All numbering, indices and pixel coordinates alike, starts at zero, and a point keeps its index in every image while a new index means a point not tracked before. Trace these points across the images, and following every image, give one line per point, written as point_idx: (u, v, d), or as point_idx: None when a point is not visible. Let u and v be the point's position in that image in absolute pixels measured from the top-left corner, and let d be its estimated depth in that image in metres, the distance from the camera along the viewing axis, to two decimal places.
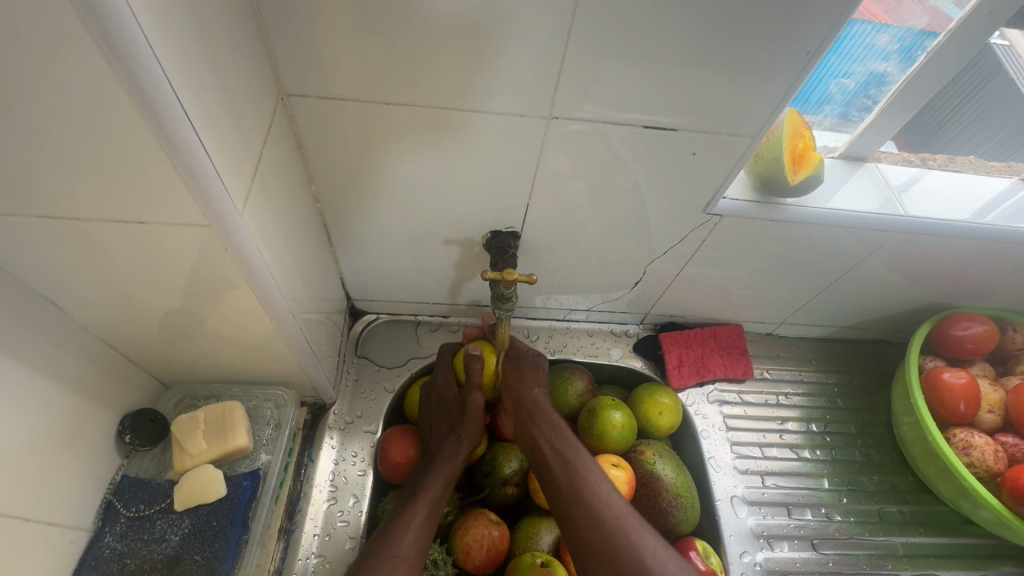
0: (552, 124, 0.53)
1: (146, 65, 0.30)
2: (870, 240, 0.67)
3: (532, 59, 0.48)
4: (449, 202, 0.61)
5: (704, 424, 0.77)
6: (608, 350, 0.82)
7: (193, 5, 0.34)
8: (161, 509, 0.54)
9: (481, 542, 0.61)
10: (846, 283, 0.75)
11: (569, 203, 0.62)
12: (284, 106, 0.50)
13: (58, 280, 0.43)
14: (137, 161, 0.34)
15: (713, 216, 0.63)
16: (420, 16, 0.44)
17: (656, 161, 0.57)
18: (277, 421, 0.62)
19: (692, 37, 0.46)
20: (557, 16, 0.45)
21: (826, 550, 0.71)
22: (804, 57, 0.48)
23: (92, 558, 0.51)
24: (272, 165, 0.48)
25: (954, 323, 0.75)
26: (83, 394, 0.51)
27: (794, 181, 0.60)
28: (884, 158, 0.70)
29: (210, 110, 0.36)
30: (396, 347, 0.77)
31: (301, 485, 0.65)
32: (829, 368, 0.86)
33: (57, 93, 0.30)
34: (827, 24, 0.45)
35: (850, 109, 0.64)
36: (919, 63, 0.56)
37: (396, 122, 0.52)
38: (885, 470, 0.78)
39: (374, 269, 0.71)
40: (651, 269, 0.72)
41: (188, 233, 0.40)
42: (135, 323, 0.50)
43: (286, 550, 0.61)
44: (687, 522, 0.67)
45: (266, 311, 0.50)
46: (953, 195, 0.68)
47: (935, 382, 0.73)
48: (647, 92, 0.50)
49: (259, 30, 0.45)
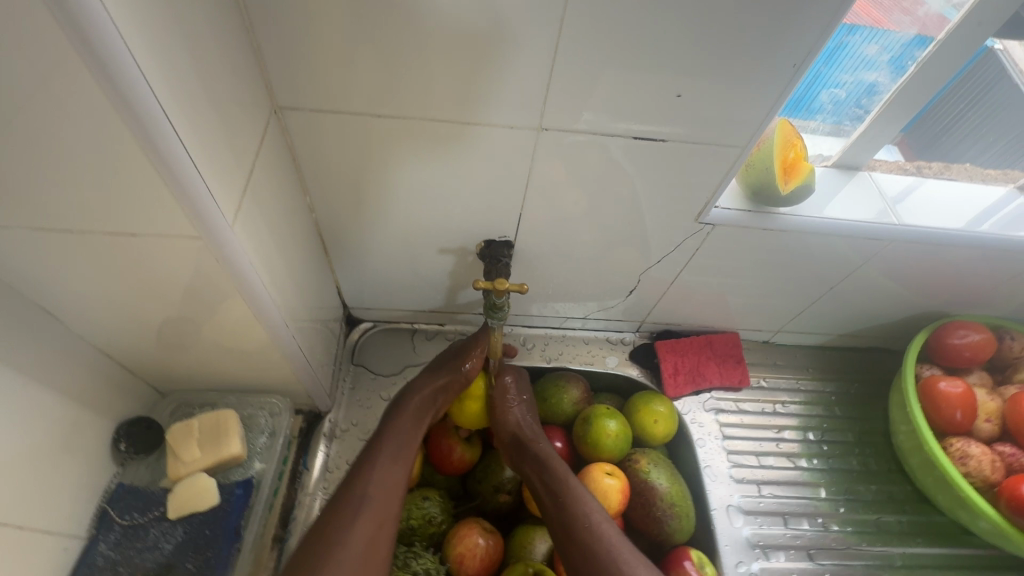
0: (542, 135, 0.54)
1: (132, 81, 0.30)
2: (863, 249, 0.67)
3: (521, 71, 0.48)
4: (443, 211, 0.61)
5: (700, 433, 0.77)
6: (604, 358, 0.82)
7: (184, 21, 0.35)
8: (155, 517, 0.54)
9: (474, 551, 0.61)
10: (841, 292, 0.75)
11: (562, 213, 0.63)
12: (279, 118, 0.51)
13: (53, 289, 0.44)
14: (127, 173, 0.34)
15: (706, 225, 0.64)
16: (410, 29, 0.45)
17: (648, 171, 0.58)
18: (272, 430, 0.62)
19: (679, 48, 0.47)
20: (546, 29, 0.45)
21: (823, 560, 0.70)
22: (790, 69, 0.48)
23: (86, 566, 0.51)
24: (266, 176, 0.48)
25: (951, 332, 0.75)
26: (79, 402, 0.52)
27: (785, 192, 0.60)
28: (879, 166, 0.70)
29: (200, 123, 0.37)
30: (392, 355, 0.78)
31: (296, 493, 0.65)
32: (826, 377, 0.85)
33: (48, 109, 0.30)
34: (814, 36, 0.46)
35: (843, 118, 0.64)
36: (909, 73, 0.57)
37: (390, 132, 0.53)
38: (884, 479, 0.78)
39: (369, 277, 0.71)
40: (646, 277, 0.73)
41: (179, 244, 0.41)
42: (130, 332, 0.51)
43: (279, 558, 0.61)
44: (682, 532, 0.67)
45: (259, 321, 0.50)
46: (947, 204, 0.68)
47: (932, 391, 0.72)
48: (637, 103, 0.51)
49: (253, 45, 0.45)
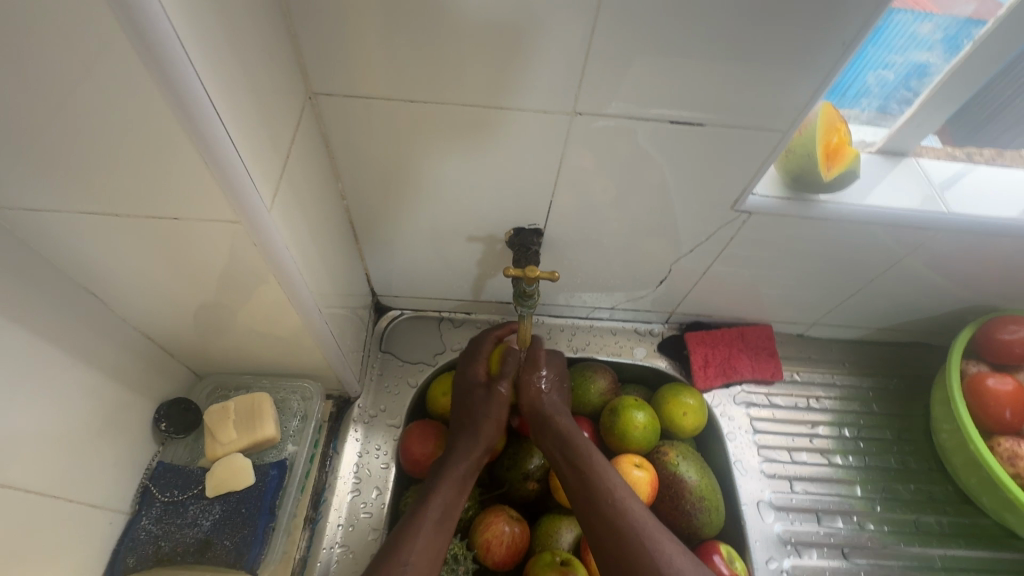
0: (576, 120, 0.53)
1: (180, 69, 0.31)
2: (909, 239, 0.64)
3: (556, 55, 0.47)
4: (472, 199, 0.61)
5: (730, 426, 0.76)
6: (632, 349, 0.81)
7: (225, 8, 0.35)
8: (194, 495, 0.56)
9: (501, 538, 0.62)
10: (882, 283, 0.72)
11: (593, 200, 0.62)
12: (312, 105, 0.51)
13: (99, 272, 0.46)
14: (169, 157, 0.35)
15: (742, 213, 0.62)
16: (445, 13, 0.44)
17: (683, 158, 0.56)
18: (304, 413, 0.64)
19: (720, 30, 0.45)
20: (581, 12, 0.44)
21: (858, 560, 0.68)
22: (839, 49, 0.46)
23: (129, 540, 0.53)
24: (300, 162, 0.49)
25: (999, 327, 0.71)
26: (122, 383, 0.53)
27: (828, 178, 0.58)
28: (927, 153, 0.67)
29: (239, 106, 0.37)
30: (419, 343, 0.78)
31: (327, 477, 0.66)
32: (863, 371, 0.83)
33: (95, 95, 0.31)
34: (866, 12, 0.43)
35: (889, 101, 0.61)
36: (965, 53, 0.53)
37: (421, 119, 0.53)
38: (923, 479, 0.75)
39: (399, 265, 0.72)
40: (677, 267, 0.71)
41: (216, 228, 0.41)
42: (170, 316, 0.52)
43: (311, 539, 0.62)
44: (712, 526, 0.66)
45: (293, 306, 0.51)
46: (1003, 192, 0.64)
47: (979, 388, 0.70)
48: (675, 86, 0.49)
49: (289, 31, 0.46)
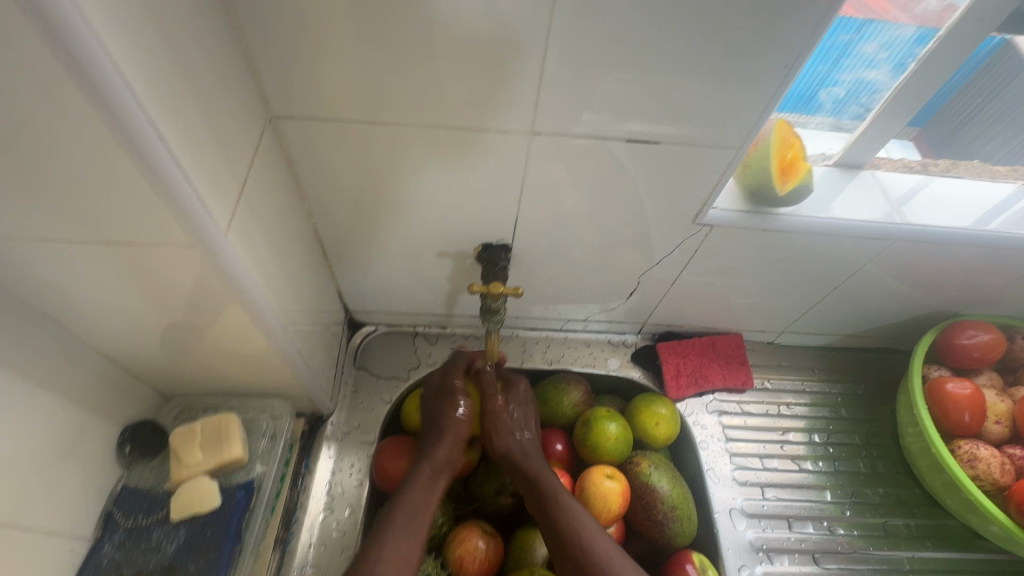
0: (536, 138, 0.54)
1: (127, 104, 0.31)
2: (867, 248, 0.66)
3: (512, 75, 0.48)
4: (440, 216, 0.62)
5: (702, 435, 0.77)
6: (606, 360, 0.81)
7: (175, 35, 0.35)
8: (158, 520, 0.56)
9: (474, 554, 0.61)
10: (846, 291, 0.74)
11: (560, 215, 0.63)
12: (275, 126, 0.52)
13: (56, 297, 0.45)
14: (121, 185, 0.35)
15: (704, 226, 0.63)
16: (401, 36, 0.45)
17: (644, 174, 0.58)
18: (273, 432, 0.63)
19: (667, 51, 0.46)
20: (534, 35, 0.45)
21: (829, 564, 0.69)
22: (782, 69, 0.48)
23: (92, 567, 0.53)
24: (262, 184, 0.49)
25: (959, 332, 0.74)
26: (85, 407, 0.53)
27: (782, 192, 0.60)
28: (883, 165, 0.69)
29: (192, 133, 0.38)
30: (394, 358, 0.78)
31: (298, 496, 0.65)
32: (833, 378, 0.84)
33: (43, 125, 0.31)
34: (805, 34, 0.45)
35: (842, 116, 0.63)
36: (909, 71, 0.56)
37: (386, 140, 0.53)
38: (891, 482, 0.76)
39: (371, 281, 0.72)
40: (646, 279, 0.72)
41: (176, 253, 0.41)
42: (133, 338, 0.52)
43: (281, 560, 0.62)
44: (684, 535, 0.66)
45: (258, 327, 0.51)
46: (956, 202, 0.67)
47: (939, 393, 0.71)
48: (631, 104, 0.51)
49: (247, 55, 0.46)
